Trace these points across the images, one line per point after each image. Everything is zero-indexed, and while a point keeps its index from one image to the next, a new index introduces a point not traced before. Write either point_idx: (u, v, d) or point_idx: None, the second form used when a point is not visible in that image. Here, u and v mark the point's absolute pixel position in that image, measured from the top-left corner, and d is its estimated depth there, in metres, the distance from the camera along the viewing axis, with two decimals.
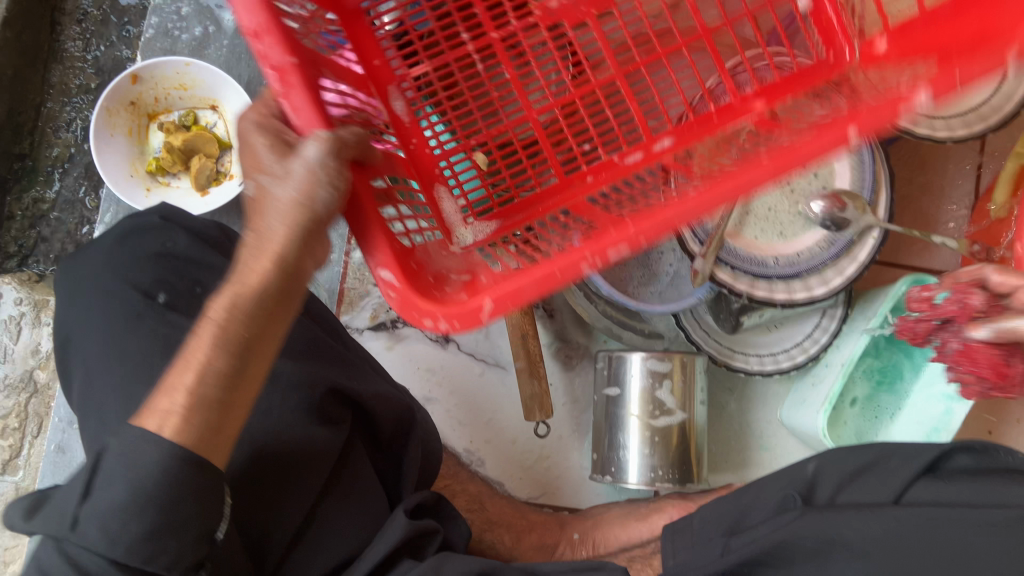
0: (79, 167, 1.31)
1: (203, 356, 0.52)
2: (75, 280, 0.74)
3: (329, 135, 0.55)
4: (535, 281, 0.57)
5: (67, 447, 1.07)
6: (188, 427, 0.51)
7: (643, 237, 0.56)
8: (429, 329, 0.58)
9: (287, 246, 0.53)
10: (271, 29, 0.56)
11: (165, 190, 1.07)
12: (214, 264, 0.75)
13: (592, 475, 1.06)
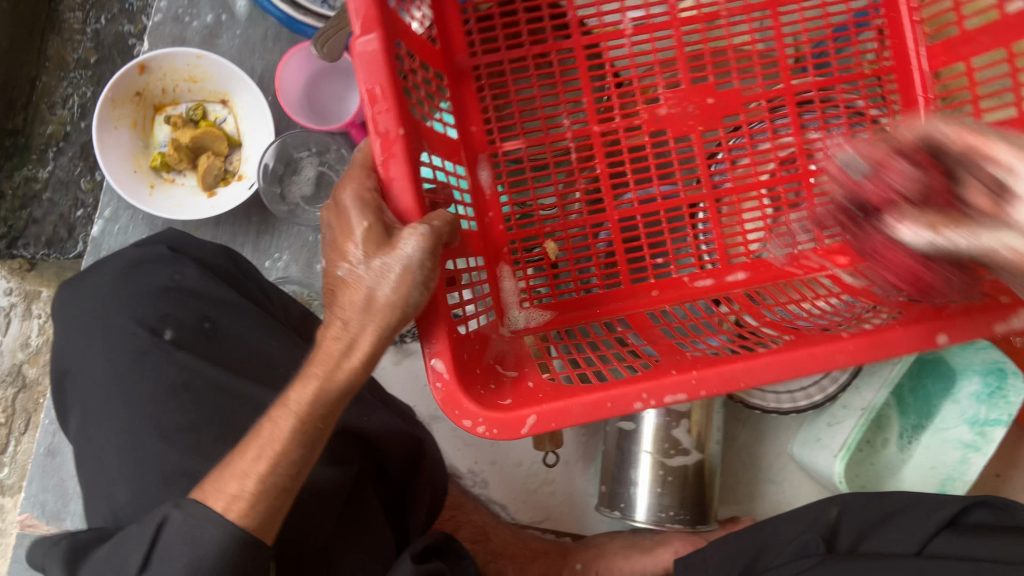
0: (74, 147, 1.24)
1: (284, 444, 0.61)
2: (77, 305, 0.70)
3: (427, 232, 0.63)
4: (580, 407, 0.73)
5: (58, 450, 1.03)
6: (249, 513, 0.59)
7: (701, 388, 0.74)
8: (468, 426, 0.73)
9: (374, 342, 0.63)
10: (386, 93, 0.69)
11: (170, 187, 1.01)
12: (222, 298, 0.70)
13: (597, 507, 1.04)
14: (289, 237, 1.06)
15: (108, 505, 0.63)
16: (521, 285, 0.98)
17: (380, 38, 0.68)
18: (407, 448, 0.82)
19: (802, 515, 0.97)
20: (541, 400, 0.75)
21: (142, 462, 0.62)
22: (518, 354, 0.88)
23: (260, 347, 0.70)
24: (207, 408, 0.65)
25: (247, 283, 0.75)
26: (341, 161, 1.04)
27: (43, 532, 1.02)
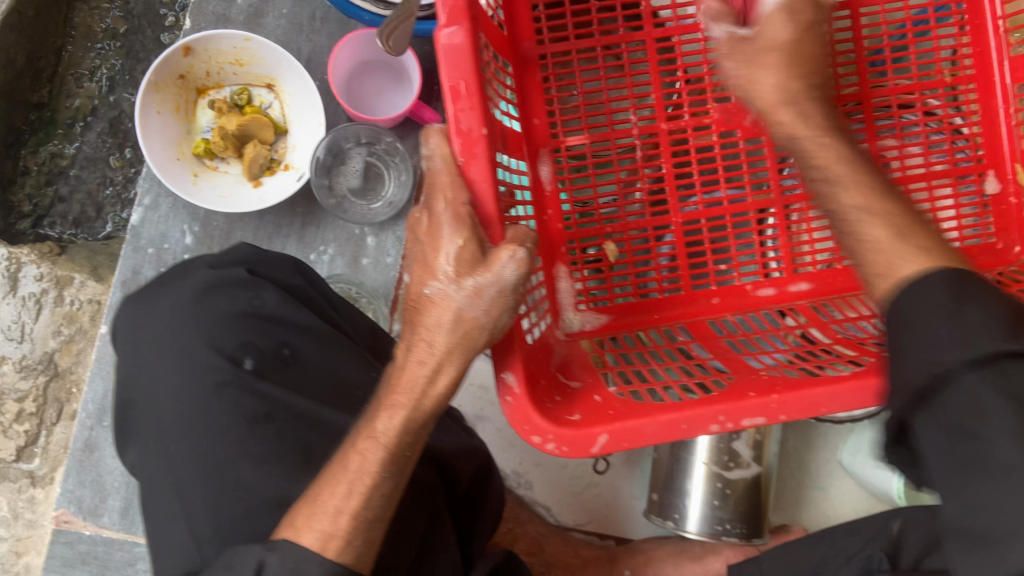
0: (103, 122, 1.17)
1: (373, 475, 0.64)
2: (147, 326, 0.71)
3: (524, 255, 0.63)
4: (656, 426, 0.66)
5: (96, 446, 1.00)
6: (346, 549, 0.62)
7: (783, 413, 0.67)
8: (536, 442, 0.67)
9: (460, 365, 0.64)
10: (473, 96, 0.65)
11: (213, 175, 0.97)
12: (304, 325, 0.72)
13: (647, 513, 1.02)
14: (334, 229, 1.01)
15: (190, 539, 0.64)
16: (577, 287, 0.88)
17: (466, 30, 0.64)
18: (477, 464, 0.83)
19: (864, 527, 0.94)
20: (612, 417, 0.68)
21: (227, 496, 0.64)
22: (584, 363, 0.81)
23: (338, 372, 0.72)
24: (289, 436, 0.67)
25: (321, 301, 0.76)
26: (391, 152, 1.00)
27: (80, 528, 1.00)
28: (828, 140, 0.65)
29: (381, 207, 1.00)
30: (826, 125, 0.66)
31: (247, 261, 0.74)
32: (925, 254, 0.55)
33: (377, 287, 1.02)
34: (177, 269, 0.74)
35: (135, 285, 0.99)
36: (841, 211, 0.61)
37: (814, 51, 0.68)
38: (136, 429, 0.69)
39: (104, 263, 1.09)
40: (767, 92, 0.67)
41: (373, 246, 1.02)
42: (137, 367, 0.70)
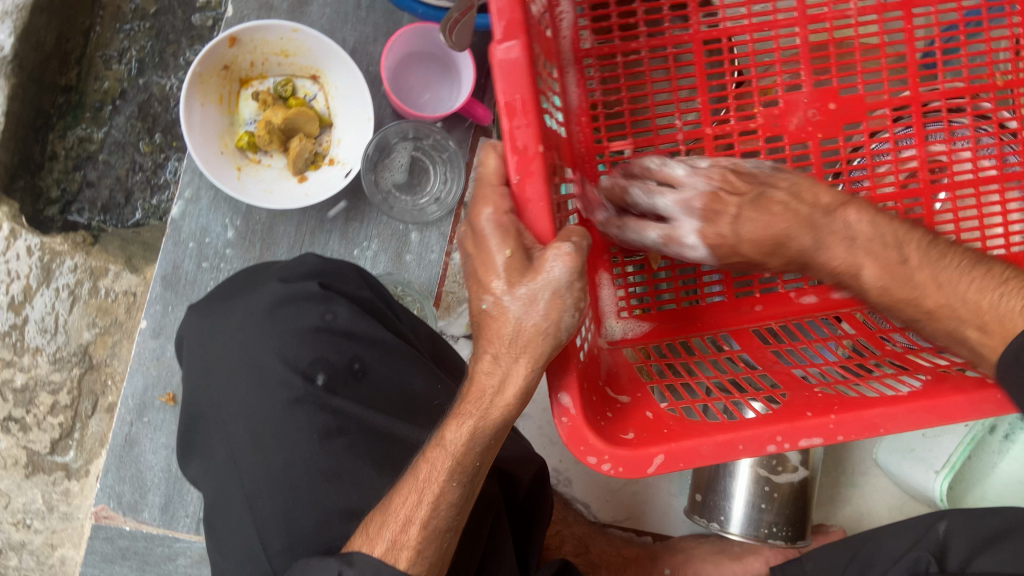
0: (132, 105, 1.08)
1: (440, 485, 0.62)
2: (214, 337, 0.72)
3: (571, 249, 0.57)
4: (713, 445, 0.63)
5: (135, 441, 0.98)
6: (420, 560, 0.62)
7: (840, 434, 0.64)
8: (590, 462, 0.63)
9: (527, 374, 0.58)
10: (529, 111, 0.56)
11: (257, 169, 0.95)
12: (375, 338, 0.73)
13: (688, 513, 1.03)
14: (378, 224, 0.99)
15: (263, 552, 0.66)
16: (620, 292, 0.83)
17: (525, 44, 0.54)
18: (535, 472, 0.85)
19: (909, 528, 0.91)
20: (668, 437, 0.64)
21: (298, 509, 0.65)
22: (631, 376, 0.77)
23: (405, 384, 0.73)
24: (360, 450, 0.68)
25: (385, 310, 0.77)
26: (438, 148, 0.98)
27: (120, 523, 0.99)
28: (864, 266, 0.65)
29: (428, 202, 0.99)
30: (857, 254, 0.65)
31: (317, 273, 0.75)
32: (995, 322, 0.61)
33: (422, 286, 1.00)
34: (246, 285, 0.75)
35: (174, 280, 0.97)
36: (930, 317, 0.65)
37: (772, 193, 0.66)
38: (202, 440, 0.72)
39: (137, 253, 1.08)
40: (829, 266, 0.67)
41: (417, 242, 1.00)
42: (206, 378, 0.72)
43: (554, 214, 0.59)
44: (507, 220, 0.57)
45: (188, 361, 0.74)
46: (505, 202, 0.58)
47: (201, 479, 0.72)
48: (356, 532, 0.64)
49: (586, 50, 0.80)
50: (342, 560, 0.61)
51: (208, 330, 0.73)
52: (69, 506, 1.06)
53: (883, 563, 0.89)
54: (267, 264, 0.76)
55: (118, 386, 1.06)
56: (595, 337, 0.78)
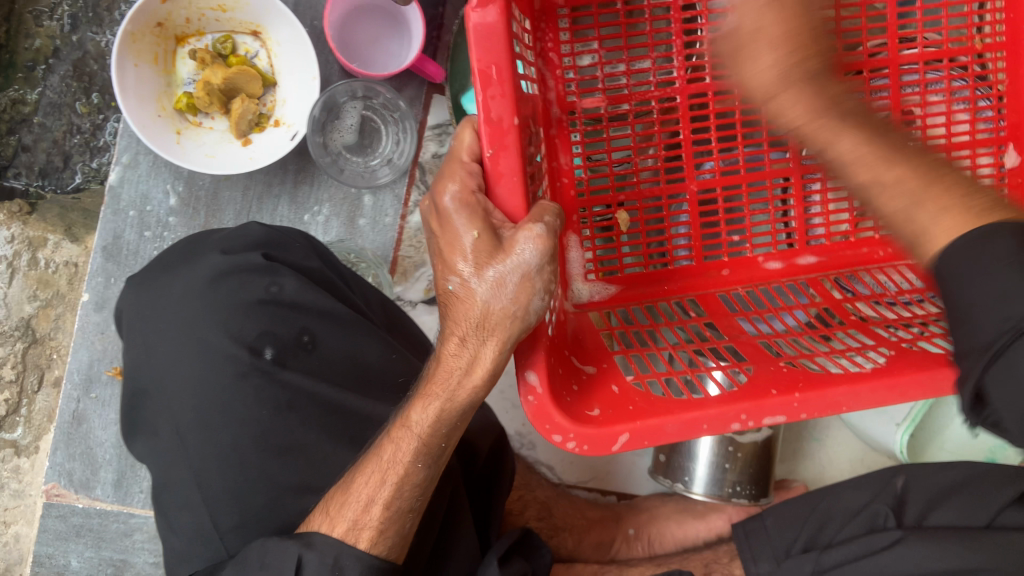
0: (66, 64, 1.01)
1: (405, 467, 0.63)
2: (152, 317, 0.71)
3: (543, 231, 0.56)
4: (679, 424, 0.62)
5: (84, 418, 0.95)
6: (382, 538, 0.63)
7: (803, 413, 0.63)
8: (556, 441, 0.62)
9: (495, 357, 0.58)
10: (507, 83, 0.57)
11: (197, 132, 0.90)
12: (324, 309, 0.72)
13: (652, 474, 1.03)
14: (329, 188, 0.96)
15: (213, 528, 0.68)
16: (587, 256, 0.80)
17: (502, 11, 0.56)
18: (493, 439, 0.85)
19: (867, 480, 0.90)
20: (634, 414, 0.63)
21: (251, 486, 0.67)
22: (598, 341, 0.74)
23: (356, 356, 0.73)
24: (313, 424, 0.68)
25: (336, 280, 0.77)
26: (388, 107, 0.94)
27: (73, 501, 0.97)
28: (789, 86, 0.61)
29: (379, 163, 0.95)
30: (811, 76, 0.61)
31: (261, 244, 0.74)
32: (948, 213, 0.54)
33: (377, 252, 0.97)
34: (184, 255, 0.74)
35: (116, 250, 0.94)
36: (806, 130, 0.61)
37: (807, 5, 0.61)
38: (148, 417, 0.72)
39: (78, 221, 1.03)
40: (766, 78, 0.61)
41: (370, 206, 0.96)
42: (148, 354, 0.71)
43: (527, 191, 0.59)
44: (474, 191, 0.57)
45: (128, 335, 0.73)
46: (475, 177, 0.59)
47: (149, 457, 0.72)
48: (313, 508, 0.67)
49: (558, 3, 0.76)
50: (303, 542, 0.63)
51: (146, 305, 0.72)
52: (18, 483, 1.03)
53: (839, 516, 0.89)
54: (206, 235, 0.75)
55: (64, 360, 1.02)
56: (562, 301, 0.76)
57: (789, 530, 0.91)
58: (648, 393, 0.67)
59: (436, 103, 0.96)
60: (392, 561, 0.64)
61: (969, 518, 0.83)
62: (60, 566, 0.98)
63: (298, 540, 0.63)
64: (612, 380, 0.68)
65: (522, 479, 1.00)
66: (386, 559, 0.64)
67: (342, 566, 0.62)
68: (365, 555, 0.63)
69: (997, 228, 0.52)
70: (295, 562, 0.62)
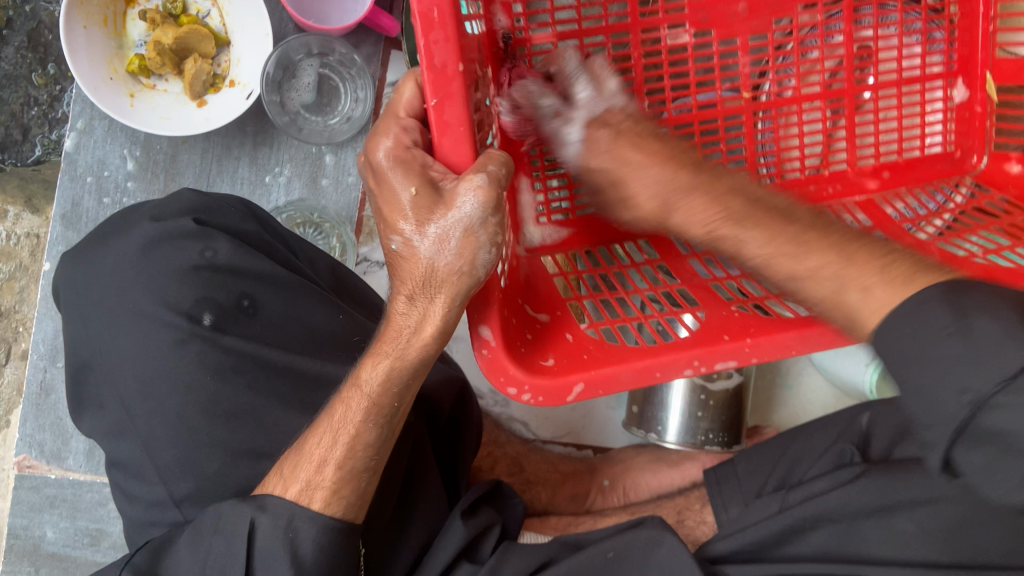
0: (20, 35, 0.98)
1: (356, 426, 0.63)
2: (99, 281, 0.71)
3: (484, 182, 0.54)
4: (632, 372, 0.62)
5: (51, 388, 0.95)
6: (336, 499, 0.63)
7: (754, 357, 0.63)
8: (512, 394, 0.62)
9: (444, 314, 0.58)
10: (447, 24, 0.51)
11: (151, 94, 0.89)
12: (263, 273, 0.71)
13: (626, 426, 1.03)
14: (289, 148, 0.95)
15: (169, 496, 0.68)
16: (539, 199, 0.78)
17: None
18: (457, 390, 0.85)
19: (833, 421, 0.90)
20: (587, 364, 0.63)
21: (203, 453, 0.67)
22: (551, 288, 0.73)
23: (304, 319, 0.73)
24: (264, 389, 0.68)
25: (276, 244, 0.76)
26: (344, 64, 0.93)
27: (45, 472, 0.96)
28: (673, 203, 0.60)
29: (338, 121, 0.94)
30: (675, 185, 0.60)
31: (193, 210, 0.73)
32: (882, 285, 0.51)
33: (339, 211, 0.96)
34: (119, 225, 0.74)
35: (75, 217, 0.93)
36: (716, 235, 0.59)
37: (645, 135, 0.63)
38: (92, 392, 0.71)
39: (37, 192, 1.02)
40: (650, 201, 0.61)
41: (332, 165, 0.95)
42: (90, 324, 0.71)
43: (474, 139, 0.55)
44: (409, 148, 0.55)
45: (69, 307, 0.73)
46: (409, 133, 0.58)
47: (96, 433, 0.72)
48: (269, 472, 0.66)
49: None
50: (257, 505, 0.63)
51: (82, 276, 0.72)
52: None
53: (809, 458, 0.88)
54: (138, 205, 0.74)
55: (29, 331, 1.02)
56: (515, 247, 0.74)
57: (760, 474, 0.91)
58: (602, 340, 0.67)
59: (392, 60, 0.94)
60: (349, 520, 0.64)
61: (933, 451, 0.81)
62: (36, 537, 0.98)
63: (252, 502, 0.63)
64: (567, 328, 0.68)
65: (493, 435, 1.01)
66: (343, 519, 0.64)
67: (296, 528, 0.62)
68: (319, 516, 0.63)
69: (927, 294, 0.48)
70: (248, 523, 0.62)
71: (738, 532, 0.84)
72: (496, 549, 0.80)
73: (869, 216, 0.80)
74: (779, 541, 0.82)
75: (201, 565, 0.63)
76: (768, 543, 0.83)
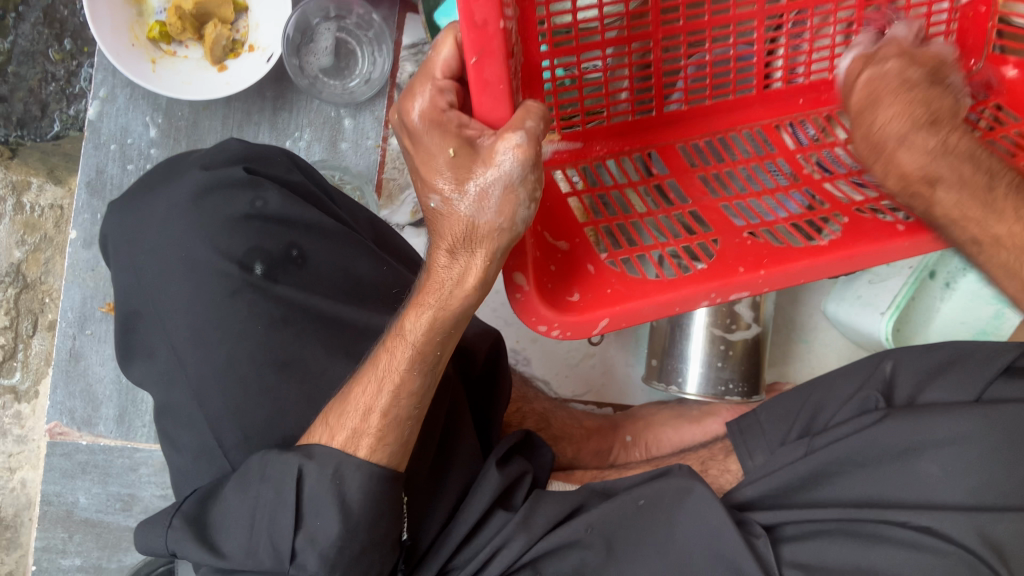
0: (37, 11, 0.98)
1: (401, 374, 0.64)
2: (134, 233, 0.72)
3: (523, 140, 0.53)
4: (655, 305, 0.65)
5: (81, 354, 0.97)
6: (380, 446, 0.64)
7: (768, 288, 0.66)
8: (542, 331, 0.64)
9: (486, 267, 0.58)
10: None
11: (172, 61, 0.90)
12: (311, 223, 0.72)
13: (646, 380, 1.05)
14: (309, 113, 0.96)
15: (218, 445, 0.68)
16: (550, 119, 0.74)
17: None
18: (492, 341, 0.86)
19: (856, 368, 0.88)
20: (613, 297, 0.66)
21: (249, 403, 0.67)
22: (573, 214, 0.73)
23: (349, 269, 0.73)
24: (309, 336, 0.69)
25: (318, 193, 0.77)
26: (362, 26, 0.94)
27: (76, 439, 0.98)
28: (887, 145, 0.64)
29: (357, 84, 0.95)
30: (919, 125, 0.63)
31: (241, 158, 0.74)
32: None
33: (362, 171, 0.97)
34: (161, 175, 0.75)
35: (100, 184, 0.94)
36: (911, 191, 0.65)
37: (912, 74, 0.64)
38: (142, 341, 0.71)
39: (59, 164, 1.03)
40: (883, 134, 0.64)
41: (351, 128, 0.96)
42: (126, 283, 0.71)
43: (512, 95, 0.55)
44: (444, 111, 0.55)
45: (116, 259, 0.73)
46: (445, 95, 0.56)
47: (148, 380, 0.72)
48: (313, 423, 0.67)
49: None
50: (303, 453, 0.63)
51: (128, 228, 0.72)
52: (21, 428, 1.02)
53: (835, 402, 0.87)
54: (186, 153, 0.75)
55: (55, 301, 1.03)
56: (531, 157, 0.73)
57: (782, 422, 0.91)
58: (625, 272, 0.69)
59: (409, 22, 0.95)
60: (394, 468, 0.65)
61: (959, 394, 0.79)
62: (69, 503, 0.99)
63: (299, 451, 0.64)
64: (589, 259, 0.69)
65: (518, 392, 1.02)
66: (387, 466, 0.64)
67: (343, 475, 0.63)
68: (365, 463, 0.63)
69: None
70: (296, 472, 0.63)
71: (762, 479, 0.85)
72: (529, 496, 0.80)
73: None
74: (804, 484, 0.82)
75: (253, 510, 0.64)
76: (795, 486, 0.83)
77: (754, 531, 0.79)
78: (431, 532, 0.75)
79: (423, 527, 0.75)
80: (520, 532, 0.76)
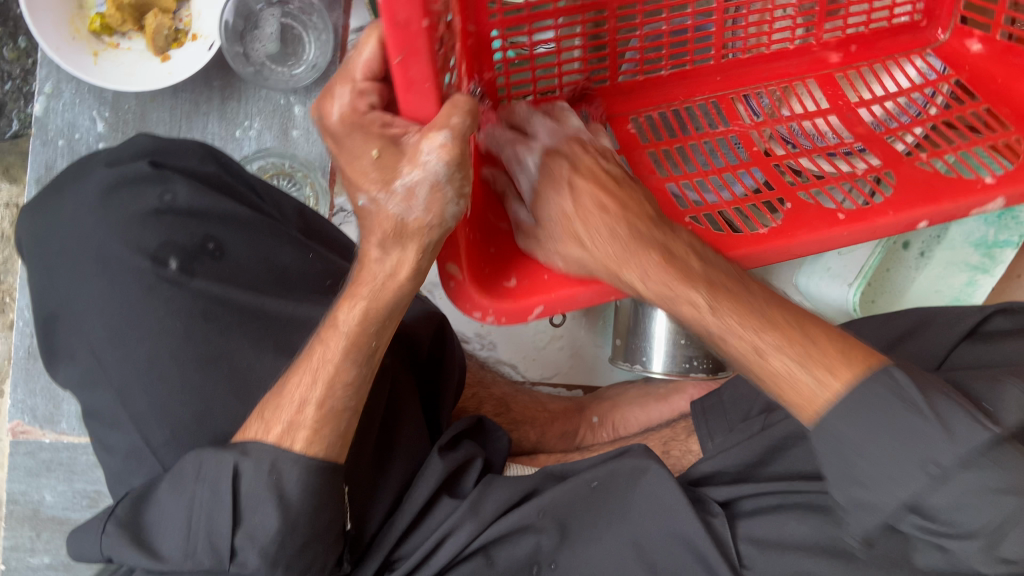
0: None
1: (337, 366, 0.62)
2: (59, 231, 0.70)
3: (447, 139, 0.49)
4: (587, 291, 0.64)
5: (38, 352, 0.97)
6: (315, 440, 0.62)
7: None
8: (476, 316, 0.64)
9: (417, 258, 0.55)
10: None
11: (116, 53, 0.89)
12: (224, 215, 0.72)
13: (613, 361, 1.04)
14: (257, 101, 0.95)
15: (145, 446, 0.66)
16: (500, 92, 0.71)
17: None
18: (434, 327, 0.85)
19: None
20: (549, 283, 0.65)
21: (176, 400, 0.66)
22: None
23: (270, 258, 0.73)
24: (238, 331, 0.68)
25: (236, 183, 0.76)
26: (307, 10, 0.92)
27: (39, 437, 0.98)
28: (638, 256, 0.59)
29: (304, 70, 0.93)
30: (625, 216, 0.59)
31: (148, 151, 0.74)
32: (829, 372, 0.54)
33: (311, 159, 0.96)
34: (73, 171, 0.73)
35: (49, 180, 0.94)
36: (673, 301, 0.59)
37: (608, 167, 0.62)
38: (64, 342, 0.69)
39: (15, 162, 1.02)
40: (604, 255, 0.60)
41: (301, 116, 0.95)
42: (51, 281, 0.70)
43: (437, 92, 0.51)
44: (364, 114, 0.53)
45: (30, 264, 0.72)
46: (365, 97, 0.53)
47: (70, 384, 0.70)
48: (248, 417, 0.65)
49: None
50: (239, 451, 0.61)
51: (54, 226, 0.71)
52: None
53: None
54: (91, 154, 0.73)
55: (12, 300, 1.04)
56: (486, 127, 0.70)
57: (745, 401, 0.87)
58: None
59: (355, 5, 0.94)
60: (333, 461, 0.63)
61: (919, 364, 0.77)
62: (35, 502, 0.99)
63: (233, 449, 0.62)
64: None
65: (476, 377, 1.01)
66: (326, 459, 0.63)
67: (280, 471, 0.61)
68: (302, 457, 0.62)
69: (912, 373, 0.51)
70: (231, 471, 0.61)
71: (719, 457, 0.81)
72: (479, 481, 0.79)
73: (827, 98, 0.77)
74: (763, 459, 0.80)
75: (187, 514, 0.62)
76: (755, 463, 0.80)
77: (711, 509, 0.76)
78: (377, 517, 0.74)
79: (366, 516, 0.74)
80: (465, 519, 0.75)
